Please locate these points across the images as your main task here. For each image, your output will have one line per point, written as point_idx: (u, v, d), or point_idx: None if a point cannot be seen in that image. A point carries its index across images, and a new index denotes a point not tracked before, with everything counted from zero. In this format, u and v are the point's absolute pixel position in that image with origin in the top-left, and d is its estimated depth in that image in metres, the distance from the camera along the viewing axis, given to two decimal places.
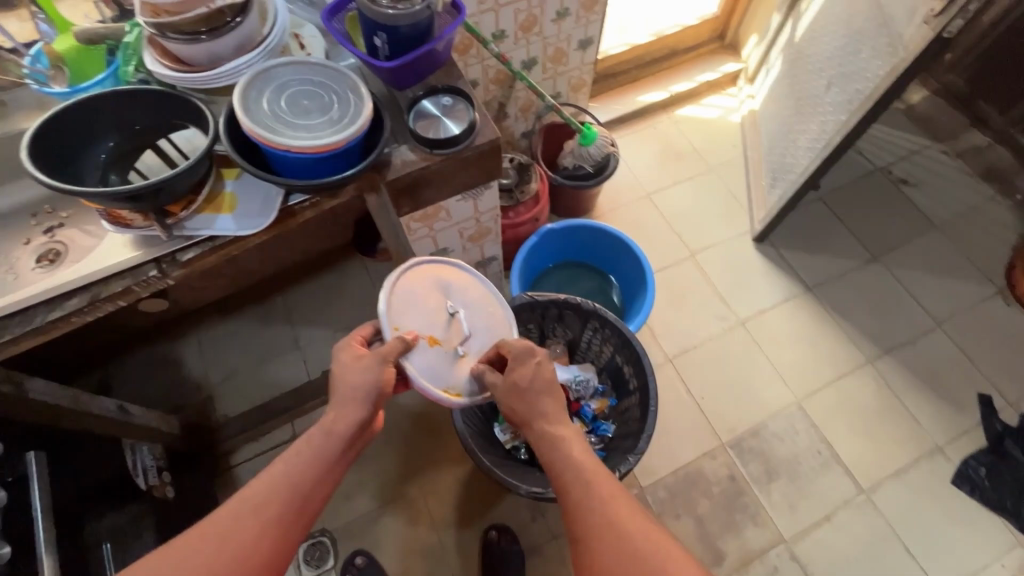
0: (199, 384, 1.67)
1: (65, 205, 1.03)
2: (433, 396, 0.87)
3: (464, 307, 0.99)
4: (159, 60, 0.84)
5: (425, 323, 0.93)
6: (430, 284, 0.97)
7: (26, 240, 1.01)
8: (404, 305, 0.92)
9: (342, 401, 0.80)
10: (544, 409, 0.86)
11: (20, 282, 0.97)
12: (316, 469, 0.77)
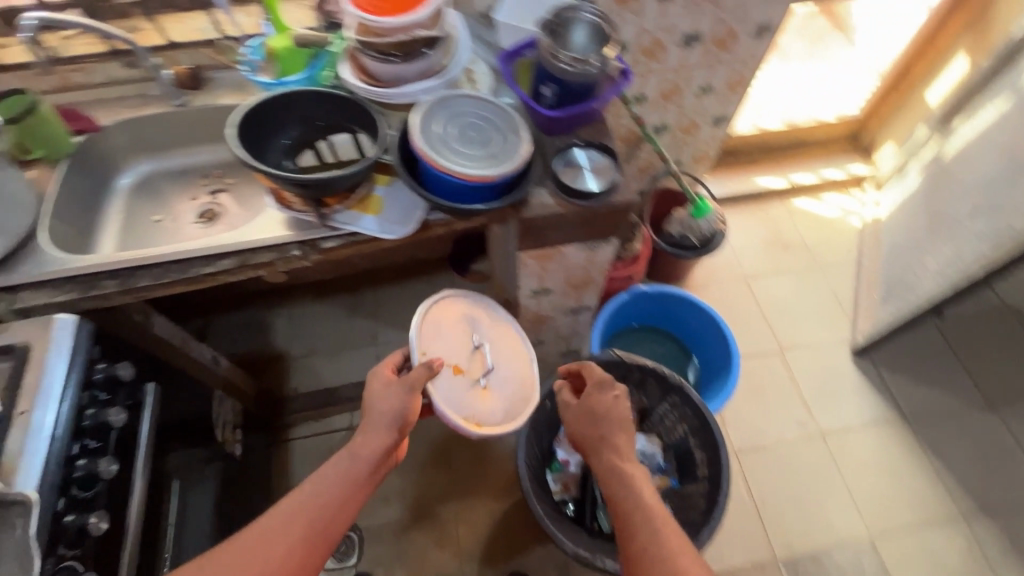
0: (281, 354, 1.78)
1: (232, 173, 1.18)
2: (451, 421, 0.93)
3: (488, 341, 1.08)
4: (352, 73, 0.94)
5: (451, 352, 1.02)
6: (457, 318, 1.07)
7: (194, 197, 1.16)
8: (435, 338, 1.02)
9: (375, 421, 0.87)
10: (623, 441, 0.90)
11: (182, 231, 1.12)
12: (350, 485, 0.81)
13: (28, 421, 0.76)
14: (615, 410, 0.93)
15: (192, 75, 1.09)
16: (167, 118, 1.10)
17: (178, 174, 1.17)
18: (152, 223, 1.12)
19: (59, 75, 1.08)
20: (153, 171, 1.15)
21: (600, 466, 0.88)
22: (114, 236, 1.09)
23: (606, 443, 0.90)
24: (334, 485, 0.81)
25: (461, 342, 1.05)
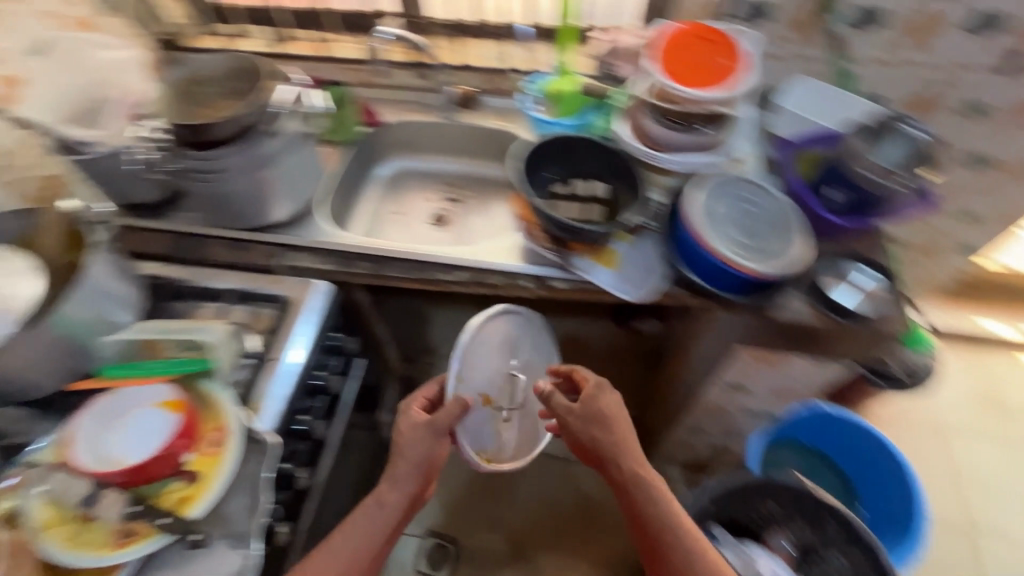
0: (432, 349, 1.86)
1: (469, 187, 1.28)
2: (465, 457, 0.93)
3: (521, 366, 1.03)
4: (626, 129, 0.96)
5: (486, 382, 0.96)
6: (500, 338, 0.99)
7: (431, 200, 1.27)
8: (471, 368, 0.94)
9: (398, 470, 0.87)
10: (594, 433, 0.91)
11: (416, 227, 1.23)
12: (369, 536, 0.84)
13: (277, 365, 0.85)
14: (614, 419, 0.92)
15: (472, 98, 1.19)
16: (435, 127, 1.22)
17: (425, 176, 1.29)
18: (392, 214, 1.24)
19: (363, 71, 1.24)
20: (407, 168, 1.29)
21: (633, 491, 0.90)
22: (362, 218, 1.21)
23: (636, 473, 0.90)
24: (351, 535, 0.84)
25: (468, 359, 0.94)
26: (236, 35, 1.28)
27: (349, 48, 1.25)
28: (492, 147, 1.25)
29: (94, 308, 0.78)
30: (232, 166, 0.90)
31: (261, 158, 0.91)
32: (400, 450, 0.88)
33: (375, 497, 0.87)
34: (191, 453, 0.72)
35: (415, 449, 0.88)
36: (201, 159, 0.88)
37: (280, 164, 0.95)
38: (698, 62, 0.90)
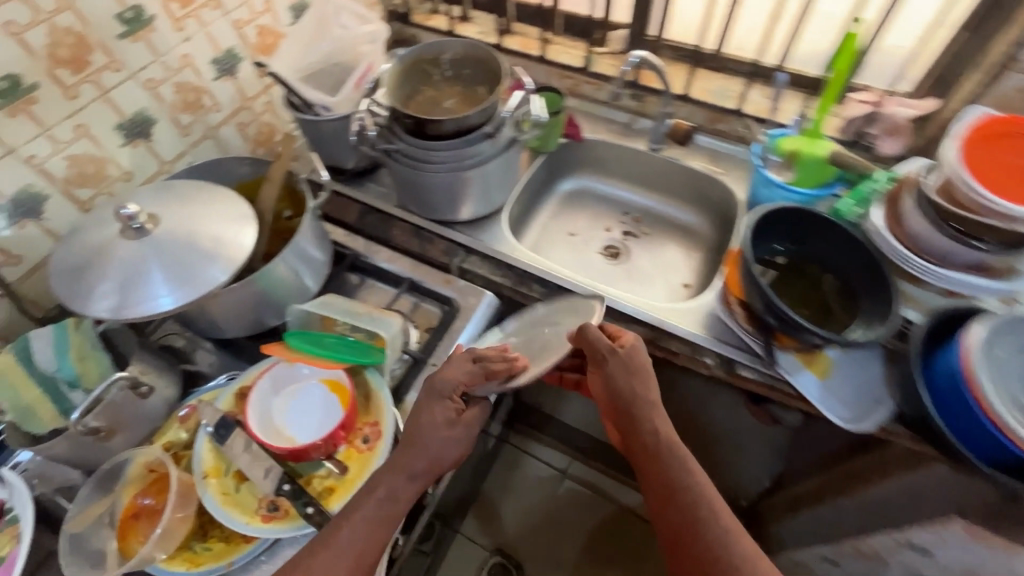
0: None
1: (650, 225, 1.18)
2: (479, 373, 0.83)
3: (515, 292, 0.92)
4: (882, 218, 0.81)
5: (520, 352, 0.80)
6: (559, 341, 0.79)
7: (607, 227, 1.18)
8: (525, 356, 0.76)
9: (411, 458, 0.64)
10: (624, 388, 0.73)
11: (586, 253, 1.14)
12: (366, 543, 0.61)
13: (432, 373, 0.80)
14: (636, 369, 0.74)
15: (687, 134, 1.09)
16: (635, 154, 1.14)
17: (605, 202, 1.21)
18: (565, 234, 1.17)
19: (575, 80, 1.18)
20: (589, 188, 1.22)
21: (654, 458, 0.70)
22: (533, 231, 1.16)
23: (657, 428, 0.71)
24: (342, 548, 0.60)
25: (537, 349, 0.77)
26: (461, 19, 1.29)
27: (566, 54, 1.21)
28: (690, 188, 1.13)
29: (292, 269, 0.82)
30: (442, 159, 0.88)
31: (472, 155, 0.88)
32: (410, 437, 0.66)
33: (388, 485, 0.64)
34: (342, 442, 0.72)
35: (429, 436, 0.66)
36: (417, 145, 0.87)
37: (485, 168, 0.91)
38: (1016, 163, 0.72)
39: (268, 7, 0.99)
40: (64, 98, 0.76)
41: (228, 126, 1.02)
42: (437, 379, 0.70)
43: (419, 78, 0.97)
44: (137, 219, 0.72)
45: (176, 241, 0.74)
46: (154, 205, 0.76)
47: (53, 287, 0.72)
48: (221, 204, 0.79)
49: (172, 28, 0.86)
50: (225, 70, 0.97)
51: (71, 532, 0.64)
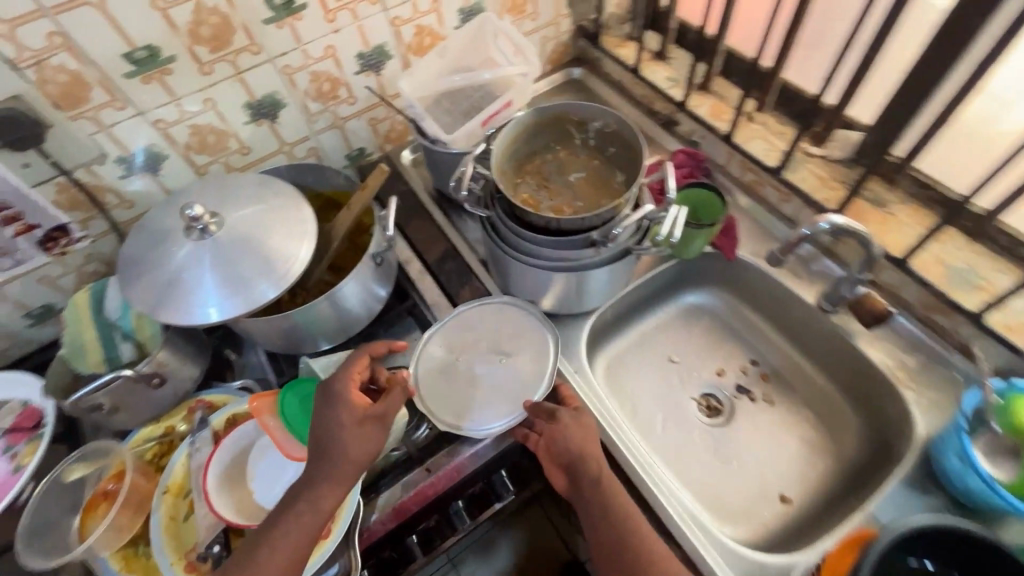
0: None
1: (775, 392, 0.90)
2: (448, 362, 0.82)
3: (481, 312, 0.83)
4: None
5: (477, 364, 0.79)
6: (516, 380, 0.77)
7: (720, 371, 0.93)
8: (481, 395, 0.76)
9: (329, 465, 0.58)
10: (568, 445, 0.69)
11: (677, 394, 0.90)
12: (306, 534, 0.58)
13: (420, 479, 0.73)
14: (582, 425, 0.71)
15: (878, 315, 0.79)
16: (797, 303, 0.86)
17: (730, 338, 0.95)
18: (663, 356, 0.94)
19: (758, 178, 0.92)
20: (719, 315, 0.97)
21: (600, 513, 0.67)
22: (625, 339, 0.95)
23: (599, 480, 0.67)
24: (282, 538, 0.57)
25: (490, 385, 0.77)
26: (655, 57, 1.08)
27: (763, 140, 0.93)
28: (852, 377, 0.84)
29: (334, 308, 0.77)
30: (534, 253, 0.74)
31: (569, 257, 0.73)
32: (324, 446, 0.60)
33: (310, 477, 0.59)
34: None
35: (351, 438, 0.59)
36: (507, 224, 0.74)
37: (585, 275, 0.76)
38: None
39: (434, 8, 0.90)
40: (198, 72, 0.76)
41: (359, 120, 0.98)
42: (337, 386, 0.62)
43: (555, 136, 0.80)
44: (201, 221, 0.71)
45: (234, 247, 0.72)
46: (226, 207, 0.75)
47: (120, 265, 0.74)
48: (286, 212, 0.76)
49: (323, 18, 0.81)
50: (370, 66, 0.91)
51: (54, 484, 0.69)
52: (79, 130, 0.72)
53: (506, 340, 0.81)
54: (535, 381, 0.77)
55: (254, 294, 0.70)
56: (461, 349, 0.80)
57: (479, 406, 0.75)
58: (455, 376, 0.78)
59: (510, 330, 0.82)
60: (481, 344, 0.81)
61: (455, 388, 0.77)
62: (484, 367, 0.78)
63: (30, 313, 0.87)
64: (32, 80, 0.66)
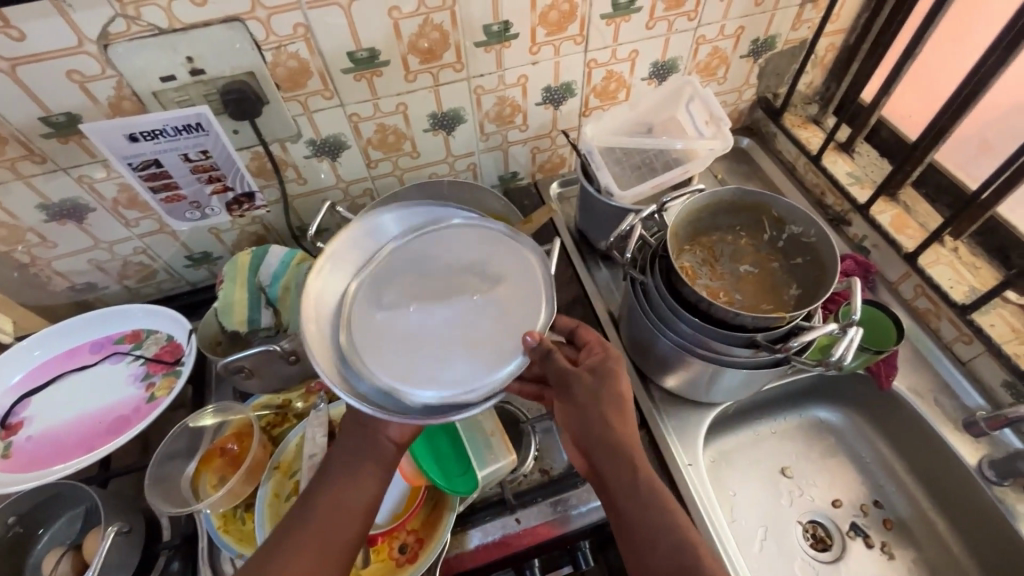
0: None
1: (898, 546, 0.80)
2: (397, 309, 0.63)
3: (436, 251, 0.67)
4: None
5: (442, 309, 0.63)
6: (493, 324, 0.62)
7: (836, 500, 0.84)
8: (455, 352, 0.61)
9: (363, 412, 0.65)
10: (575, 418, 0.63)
11: (783, 513, 0.83)
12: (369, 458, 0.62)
13: (509, 527, 0.72)
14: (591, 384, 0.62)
15: None
16: (951, 459, 0.77)
17: (855, 468, 0.87)
18: (775, 466, 0.87)
19: (934, 307, 0.83)
20: (847, 440, 0.89)
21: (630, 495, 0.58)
22: (740, 434, 0.89)
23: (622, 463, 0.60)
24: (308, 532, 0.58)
25: (463, 336, 0.62)
26: (839, 147, 1.01)
27: (949, 268, 0.84)
28: (1002, 562, 0.73)
29: None
30: (685, 333, 0.71)
31: (721, 351, 0.69)
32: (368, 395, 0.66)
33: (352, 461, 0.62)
34: (394, 522, 0.67)
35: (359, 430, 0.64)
36: (663, 297, 0.71)
37: (722, 371, 0.72)
38: None
39: (631, 57, 0.89)
40: (403, 79, 0.79)
41: (523, 146, 0.98)
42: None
43: (746, 223, 0.78)
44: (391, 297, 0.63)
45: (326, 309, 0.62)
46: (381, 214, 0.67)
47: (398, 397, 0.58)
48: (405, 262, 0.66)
49: (527, 49, 0.82)
50: (551, 100, 0.91)
51: (184, 426, 0.74)
52: (287, 110, 0.77)
53: (479, 268, 0.65)
54: (528, 314, 0.62)
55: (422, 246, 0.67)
56: (406, 293, 0.64)
57: (452, 357, 0.60)
58: (405, 329, 0.62)
59: (471, 255, 0.66)
60: (444, 285, 0.64)
61: (406, 344, 0.61)
62: (447, 311, 0.63)
63: (192, 255, 0.94)
64: (268, 61, 0.71)
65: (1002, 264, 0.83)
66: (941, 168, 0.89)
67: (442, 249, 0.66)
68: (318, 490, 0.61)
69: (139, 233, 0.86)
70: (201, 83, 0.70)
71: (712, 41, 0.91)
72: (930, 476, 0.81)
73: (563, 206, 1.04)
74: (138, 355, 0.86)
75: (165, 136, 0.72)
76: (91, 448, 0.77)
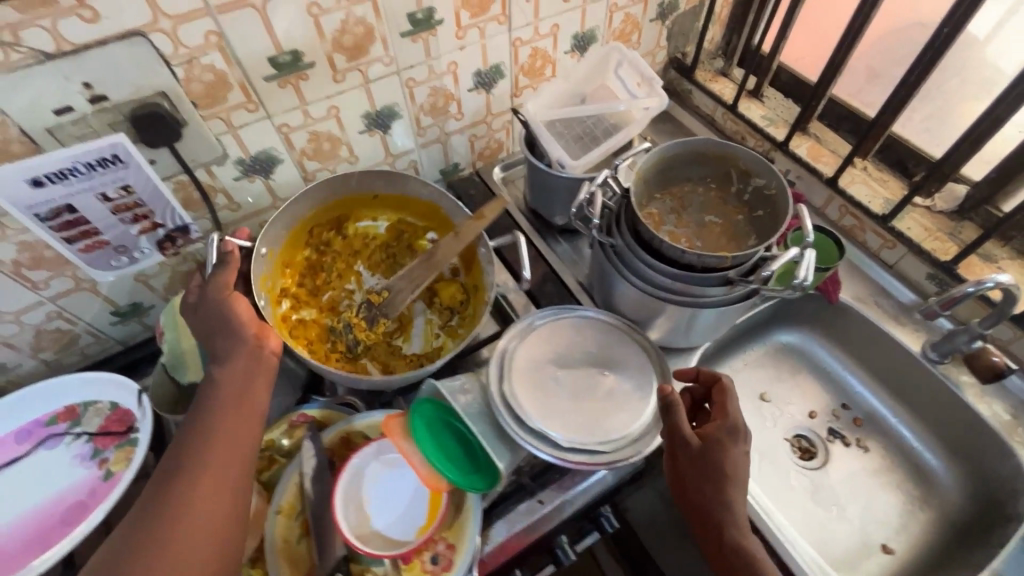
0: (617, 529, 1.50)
1: (869, 440, 0.90)
2: (542, 371, 0.74)
3: (577, 329, 0.80)
4: None
5: (582, 382, 0.74)
6: (617, 396, 0.73)
7: (811, 412, 0.92)
8: (582, 413, 0.71)
9: (231, 336, 0.61)
10: (694, 482, 0.62)
11: (770, 435, 0.90)
12: (239, 372, 0.59)
13: (534, 510, 0.71)
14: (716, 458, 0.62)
15: (995, 371, 0.78)
16: (900, 350, 0.86)
17: (821, 380, 0.95)
18: (755, 393, 0.94)
19: (860, 222, 0.92)
20: (811, 354, 0.97)
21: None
22: (719, 373, 0.95)
23: (725, 542, 0.60)
24: (200, 478, 0.52)
25: (596, 400, 0.72)
26: (750, 94, 1.08)
27: (865, 185, 0.93)
28: (956, 431, 0.83)
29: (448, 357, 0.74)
30: (658, 283, 0.73)
31: (696, 296, 0.73)
32: (220, 324, 0.62)
33: (236, 379, 0.59)
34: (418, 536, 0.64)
35: (232, 364, 0.60)
36: (633, 251, 0.74)
37: (694, 312, 0.75)
38: None
39: (553, 32, 0.90)
40: (331, 80, 0.75)
41: (461, 135, 0.97)
42: (208, 290, 0.64)
43: (715, 176, 0.81)
44: (537, 363, 0.75)
45: (494, 366, 0.74)
46: (533, 315, 0.81)
47: (534, 444, 0.66)
48: (553, 332, 0.79)
49: (453, 35, 0.80)
50: (483, 84, 0.91)
51: None
52: (209, 129, 0.70)
53: (606, 349, 0.78)
54: (641, 394, 0.73)
55: (568, 317, 0.81)
56: (549, 361, 0.76)
57: (589, 420, 0.70)
58: (549, 392, 0.72)
59: (600, 336, 0.79)
60: (582, 358, 0.77)
61: (554, 406, 0.70)
62: (586, 381, 0.74)
63: (118, 310, 0.84)
64: (180, 78, 0.64)
65: (904, 175, 0.93)
66: (839, 99, 0.99)
67: (578, 329, 0.80)
68: (191, 427, 0.56)
69: (52, 295, 0.75)
70: (105, 112, 0.62)
71: (624, 8, 0.94)
72: (884, 373, 0.90)
73: (511, 189, 1.04)
74: (80, 433, 0.75)
75: (76, 175, 0.64)
76: (47, 547, 0.67)
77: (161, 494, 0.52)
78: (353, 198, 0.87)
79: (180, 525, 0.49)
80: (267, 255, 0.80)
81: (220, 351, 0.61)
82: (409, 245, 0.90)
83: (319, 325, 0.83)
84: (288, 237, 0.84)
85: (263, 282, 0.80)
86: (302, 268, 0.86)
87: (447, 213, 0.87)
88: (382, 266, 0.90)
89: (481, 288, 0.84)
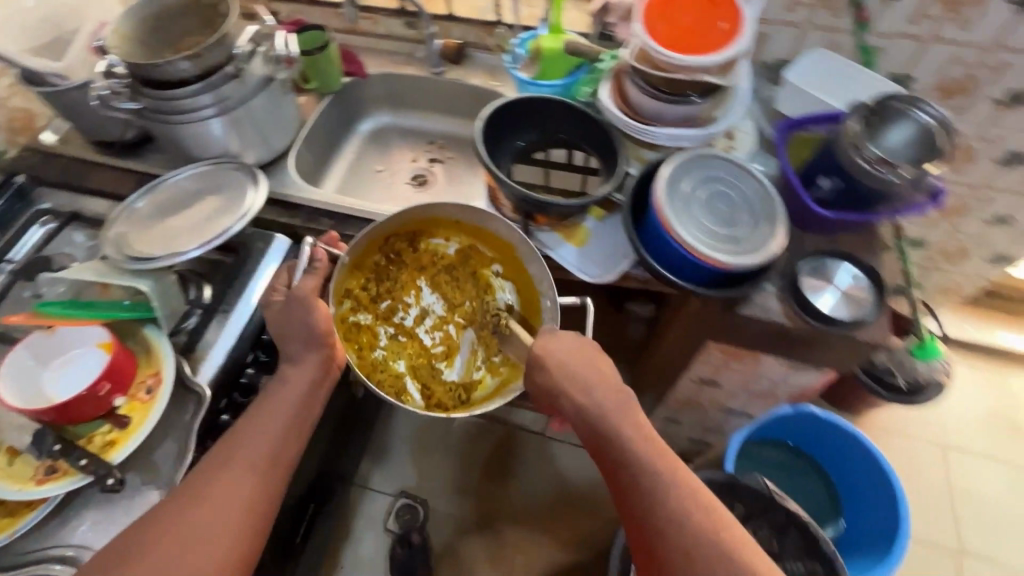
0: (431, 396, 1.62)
1: (453, 148, 1.20)
2: (159, 228, 0.88)
3: (174, 186, 0.93)
4: (613, 100, 0.88)
5: (195, 212, 0.90)
6: (224, 201, 0.91)
7: (414, 159, 1.20)
8: (204, 225, 0.87)
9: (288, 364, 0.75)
10: (572, 406, 0.72)
11: (394, 189, 1.16)
12: (288, 403, 0.72)
13: (225, 320, 0.81)
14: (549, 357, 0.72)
15: (457, 50, 1.13)
16: (417, 80, 1.15)
17: (408, 136, 1.21)
18: (372, 170, 1.19)
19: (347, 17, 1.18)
20: (390, 128, 1.22)
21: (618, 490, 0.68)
22: (339, 171, 1.17)
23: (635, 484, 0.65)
24: (223, 484, 0.65)
25: (211, 213, 0.89)
26: None
27: None
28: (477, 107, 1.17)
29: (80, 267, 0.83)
30: (197, 105, 0.87)
31: (228, 97, 0.88)
32: (309, 330, 0.73)
33: (293, 408, 0.72)
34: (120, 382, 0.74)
35: (286, 396, 0.73)
36: (157, 97, 0.85)
37: (247, 107, 0.91)
38: (687, 22, 0.82)
39: None
40: None
41: None
42: (294, 295, 0.73)
43: (191, 16, 0.93)
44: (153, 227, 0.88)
45: (115, 245, 0.85)
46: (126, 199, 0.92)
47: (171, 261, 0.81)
48: (154, 201, 0.91)
49: None
50: None
51: None
52: None
53: (203, 185, 0.93)
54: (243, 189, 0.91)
55: (160, 186, 0.93)
56: (163, 219, 0.89)
57: (211, 225, 0.87)
58: (173, 233, 0.87)
59: (194, 181, 0.94)
60: (189, 200, 0.92)
61: (181, 236, 0.86)
62: (198, 210, 0.90)
63: None
64: None
65: None
66: None
67: (174, 186, 0.93)
68: (231, 439, 0.69)
69: None
70: None
71: None
72: (428, 103, 1.19)
73: (71, 144, 1.02)
74: None
75: None
76: None
77: (196, 483, 0.65)
78: (434, 216, 0.85)
79: (196, 519, 0.62)
80: (343, 266, 0.79)
81: (293, 357, 0.74)
82: (474, 271, 0.89)
83: (372, 332, 0.85)
84: (366, 242, 0.81)
85: (335, 286, 0.79)
86: (369, 273, 0.85)
87: (522, 256, 0.82)
88: (444, 285, 0.89)
89: (534, 305, 0.84)
